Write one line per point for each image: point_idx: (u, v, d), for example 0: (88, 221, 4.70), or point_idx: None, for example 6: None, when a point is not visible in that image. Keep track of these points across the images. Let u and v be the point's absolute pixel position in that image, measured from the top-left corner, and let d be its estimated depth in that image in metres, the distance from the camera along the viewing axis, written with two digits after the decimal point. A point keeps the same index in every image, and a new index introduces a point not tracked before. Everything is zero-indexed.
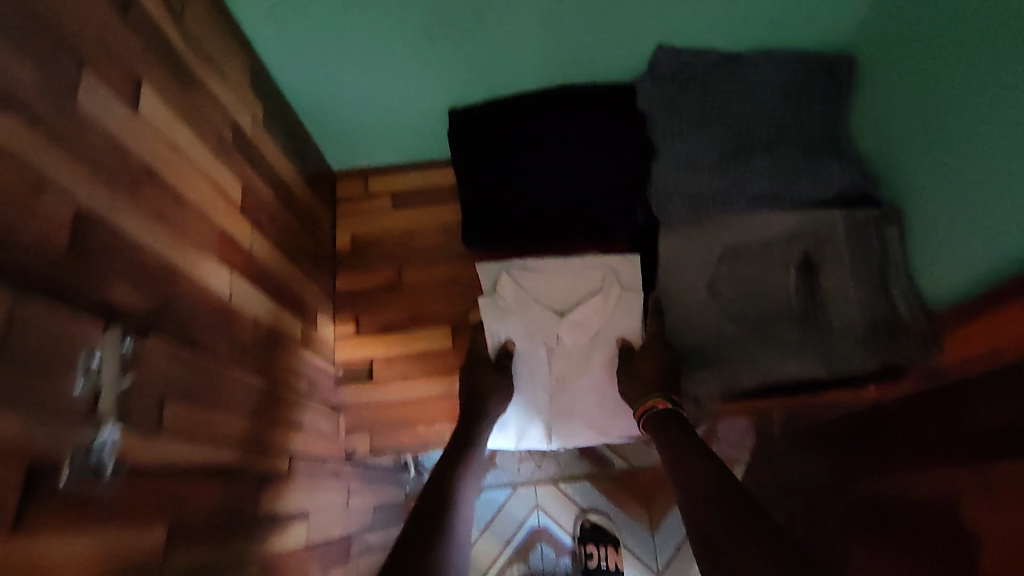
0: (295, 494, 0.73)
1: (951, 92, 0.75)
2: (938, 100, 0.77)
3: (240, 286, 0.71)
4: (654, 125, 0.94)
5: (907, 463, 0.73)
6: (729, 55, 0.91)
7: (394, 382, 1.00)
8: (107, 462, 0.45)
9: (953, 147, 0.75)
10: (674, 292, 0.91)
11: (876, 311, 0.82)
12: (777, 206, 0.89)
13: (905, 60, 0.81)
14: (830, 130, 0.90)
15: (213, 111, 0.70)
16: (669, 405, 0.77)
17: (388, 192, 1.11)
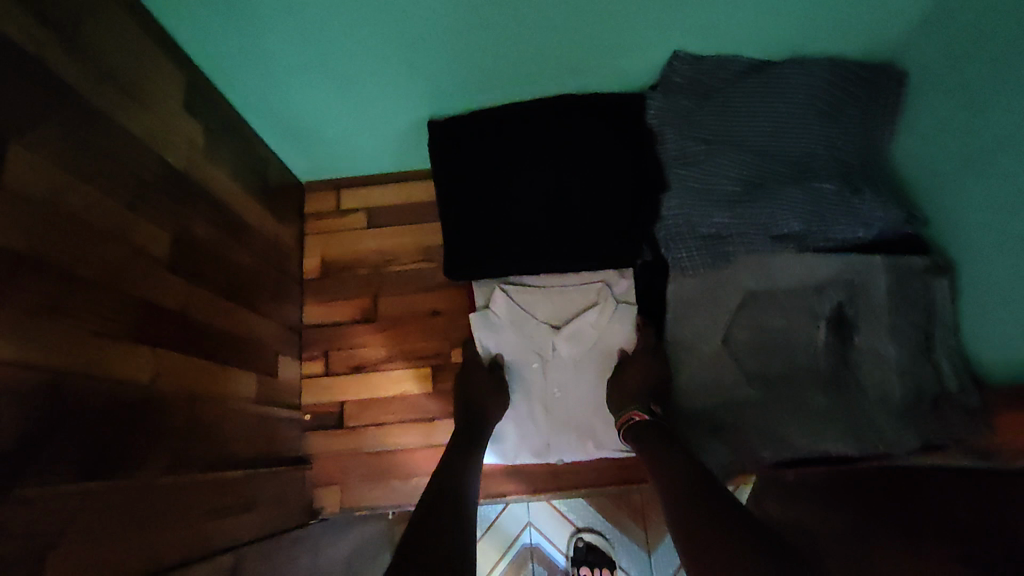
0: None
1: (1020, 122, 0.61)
2: (1004, 131, 0.63)
3: (169, 359, 0.60)
4: (666, 145, 0.80)
5: None
6: (755, 66, 0.77)
7: (367, 428, 0.90)
8: None
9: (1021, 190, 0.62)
10: (686, 343, 0.80)
11: (918, 378, 0.71)
12: (806, 246, 0.77)
13: (965, 80, 0.68)
14: (869, 158, 0.77)
15: (133, 149, 0.58)
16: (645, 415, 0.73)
17: (363, 208, 0.98)
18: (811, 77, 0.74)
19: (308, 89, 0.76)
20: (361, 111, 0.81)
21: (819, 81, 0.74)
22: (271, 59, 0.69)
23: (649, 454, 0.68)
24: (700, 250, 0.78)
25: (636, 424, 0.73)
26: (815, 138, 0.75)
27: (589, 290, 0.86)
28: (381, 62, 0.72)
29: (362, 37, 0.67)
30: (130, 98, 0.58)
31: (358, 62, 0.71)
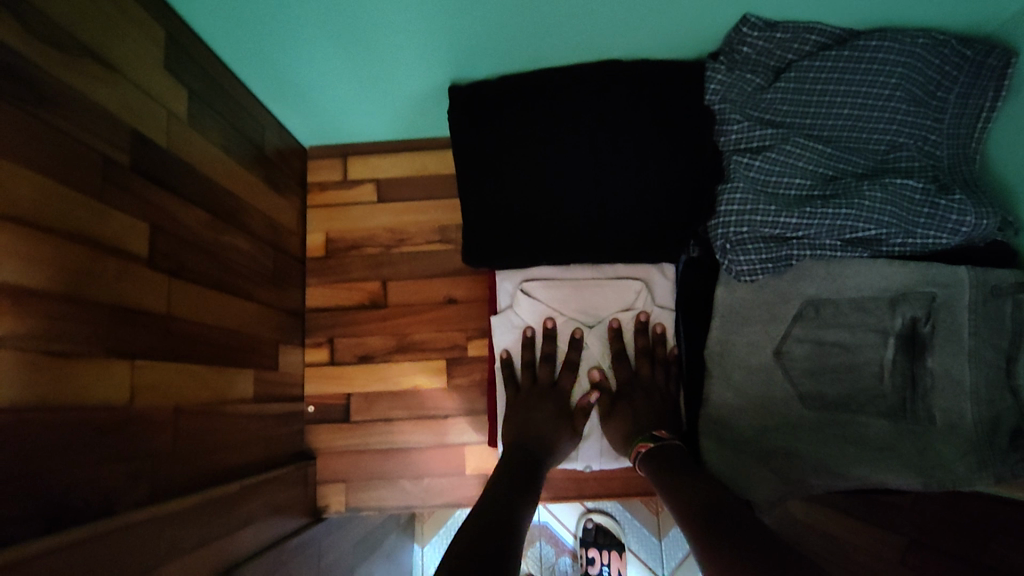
0: None
1: None
2: None
3: (154, 369, 0.52)
4: (726, 128, 0.71)
5: None
6: (839, 38, 0.66)
7: (374, 424, 0.83)
8: None
9: None
10: (730, 354, 0.72)
11: (997, 409, 0.59)
12: (878, 252, 0.67)
13: None
14: (957, 153, 0.67)
15: (99, 124, 0.48)
16: (650, 444, 0.68)
17: (372, 178, 0.89)
18: (907, 53, 0.63)
19: (311, 46, 0.65)
20: (372, 71, 0.70)
21: (914, 58, 0.64)
22: (265, 9, 0.58)
23: (664, 476, 0.63)
24: (760, 254, 0.68)
25: (646, 455, 0.68)
26: (899, 128, 0.66)
27: (626, 292, 0.79)
28: (396, 14, 0.60)
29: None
30: (94, 60, 0.48)
31: (369, 13, 0.60)
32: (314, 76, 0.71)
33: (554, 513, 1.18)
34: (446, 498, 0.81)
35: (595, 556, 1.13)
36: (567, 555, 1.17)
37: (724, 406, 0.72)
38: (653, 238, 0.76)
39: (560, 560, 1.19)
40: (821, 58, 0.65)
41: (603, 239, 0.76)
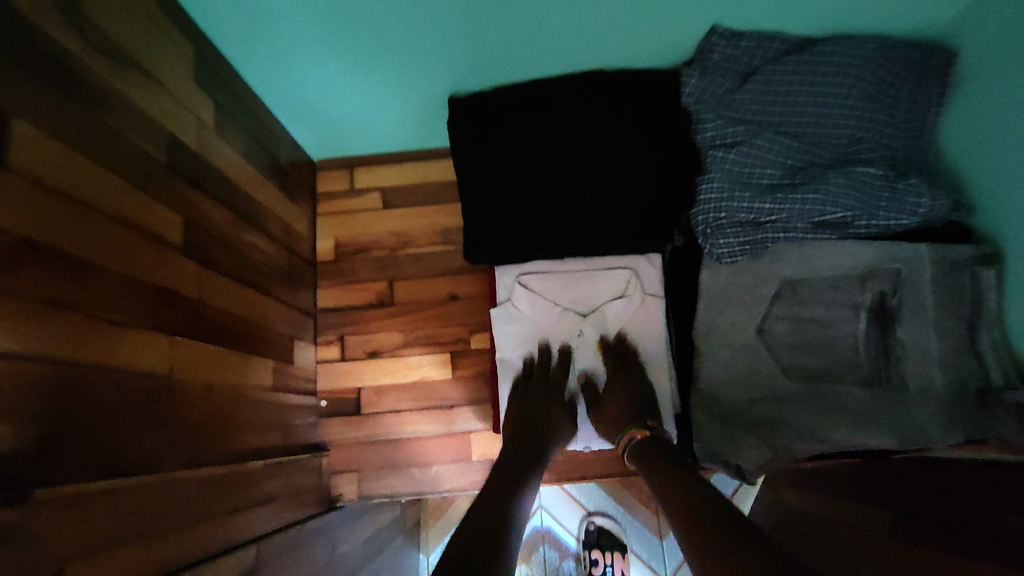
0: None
1: None
2: None
3: (189, 347, 0.58)
4: (701, 128, 0.77)
5: None
6: (800, 44, 0.74)
7: (384, 416, 0.87)
8: None
9: None
10: (716, 334, 0.76)
11: (961, 370, 0.67)
12: (846, 234, 0.73)
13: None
14: (914, 144, 0.74)
15: (139, 126, 0.54)
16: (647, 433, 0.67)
17: (377, 188, 0.95)
18: (857, 56, 0.71)
19: (325, 63, 0.71)
20: (379, 86, 0.77)
21: (867, 59, 0.71)
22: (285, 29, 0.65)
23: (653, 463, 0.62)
24: (738, 239, 0.74)
25: (639, 444, 0.67)
26: (858, 122, 0.73)
27: (616, 280, 0.83)
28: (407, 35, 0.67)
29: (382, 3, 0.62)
30: (136, 72, 0.54)
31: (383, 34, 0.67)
32: (326, 92, 0.78)
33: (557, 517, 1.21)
34: (456, 484, 0.85)
35: (598, 557, 1.15)
36: (570, 559, 1.20)
37: (713, 381, 0.76)
38: (640, 231, 0.82)
39: (563, 565, 1.21)
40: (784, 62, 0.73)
41: (594, 232, 0.82)
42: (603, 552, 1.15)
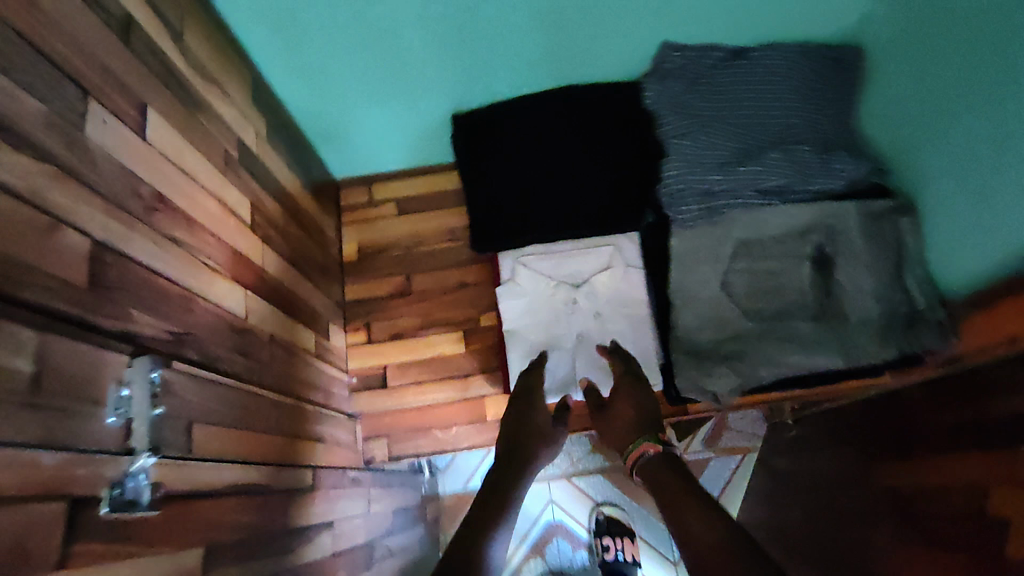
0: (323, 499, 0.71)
1: (966, 96, 0.74)
2: (957, 100, 0.75)
3: (255, 303, 0.71)
4: (662, 124, 0.92)
5: (926, 449, 0.75)
6: (736, 52, 0.91)
7: (408, 387, 0.99)
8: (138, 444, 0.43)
9: (970, 156, 0.74)
10: (687, 290, 0.89)
11: (890, 300, 0.82)
12: (789, 199, 0.87)
13: (912, 58, 0.81)
14: (839, 124, 0.90)
15: (217, 129, 0.69)
16: (660, 448, 0.73)
17: (392, 198, 1.10)
18: (784, 59, 0.89)
19: (347, 78, 0.87)
20: (395, 104, 0.93)
21: (790, 62, 0.89)
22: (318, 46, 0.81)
23: (664, 480, 0.68)
24: (699, 209, 0.89)
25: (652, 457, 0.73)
26: (791, 110, 0.89)
27: (601, 256, 0.97)
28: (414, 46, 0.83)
29: (410, 25, 0.80)
30: (215, 88, 0.70)
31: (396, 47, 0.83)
32: (349, 110, 0.93)
33: (565, 510, 1.18)
34: (474, 441, 0.97)
35: (610, 544, 1.14)
36: (582, 549, 1.17)
37: (687, 328, 0.89)
38: (620, 213, 0.96)
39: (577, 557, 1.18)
40: (725, 68, 0.91)
41: (580, 216, 0.97)
42: (613, 539, 1.14)
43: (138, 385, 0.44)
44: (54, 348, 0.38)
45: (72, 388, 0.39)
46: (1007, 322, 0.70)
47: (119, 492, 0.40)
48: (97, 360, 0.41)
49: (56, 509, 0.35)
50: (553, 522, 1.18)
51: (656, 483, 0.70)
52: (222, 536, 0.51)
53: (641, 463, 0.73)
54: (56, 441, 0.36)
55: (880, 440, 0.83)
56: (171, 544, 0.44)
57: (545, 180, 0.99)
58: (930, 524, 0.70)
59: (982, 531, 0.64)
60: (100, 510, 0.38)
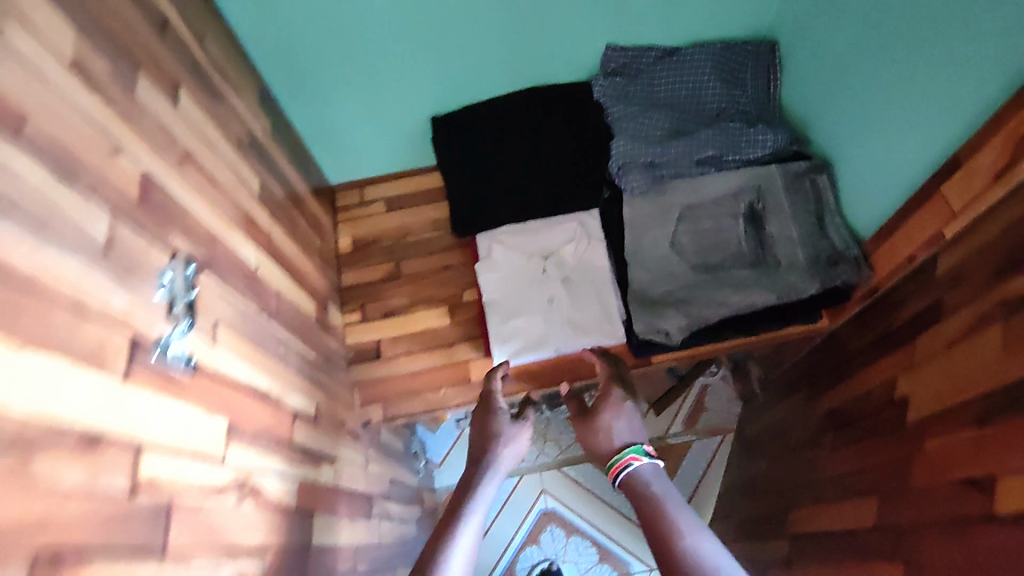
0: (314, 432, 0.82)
1: (856, 57, 0.86)
2: (850, 63, 0.88)
3: (265, 261, 0.83)
4: (610, 113, 1.07)
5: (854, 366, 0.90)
6: (670, 50, 1.07)
7: (400, 357, 1.10)
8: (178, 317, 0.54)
9: (865, 110, 0.87)
10: (641, 250, 1.01)
11: (814, 243, 0.95)
12: (722, 167, 1.02)
13: (814, 40, 0.96)
14: (763, 105, 1.06)
15: (231, 115, 0.83)
16: (643, 460, 0.85)
17: (381, 197, 1.24)
18: (710, 52, 1.05)
19: (336, 76, 1.03)
20: (378, 99, 1.09)
21: (716, 54, 1.05)
22: (308, 48, 0.97)
23: (656, 503, 0.79)
24: (645, 178, 1.02)
25: (634, 466, 0.84)
26: (718, 94, 1.05)
27: (567, 230, 1.10)
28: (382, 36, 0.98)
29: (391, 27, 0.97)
30: (229, 83, 0.84)
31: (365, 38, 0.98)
32: (340, 107, 1.09)
33: (559, 499, 1.55)
34: (461, 400, 1.07)
35: None
36: (574, 534, 1.54)
37: (642, 282, 1.00)
38: (581, 192, 1.11)
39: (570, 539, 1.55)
40: (661, 63, 1.06)
41: (547, 197, 1.11)
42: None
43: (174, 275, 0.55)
44: (117, 228, 0.49)
45: (131, 260, 0.50)
46: (912, 241, 0.80)
47: (164, 346, 0.51)
48: (147, 248, 0.53)
49: (117, 341, 0.46)
50: (548, 510, 1.55)
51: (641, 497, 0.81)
52: (239, 421, 0.62)
53: (627, 476, 0.84)
54: (124, 291, 0.48)
55: (826, 374, 1.01)
56: (197, 406, 0.55)
57: (515, 168, 1.13)
58: (861, 425, 0.79)
59: (892, 410, 0.74)
60: (150, 356, 0.49)
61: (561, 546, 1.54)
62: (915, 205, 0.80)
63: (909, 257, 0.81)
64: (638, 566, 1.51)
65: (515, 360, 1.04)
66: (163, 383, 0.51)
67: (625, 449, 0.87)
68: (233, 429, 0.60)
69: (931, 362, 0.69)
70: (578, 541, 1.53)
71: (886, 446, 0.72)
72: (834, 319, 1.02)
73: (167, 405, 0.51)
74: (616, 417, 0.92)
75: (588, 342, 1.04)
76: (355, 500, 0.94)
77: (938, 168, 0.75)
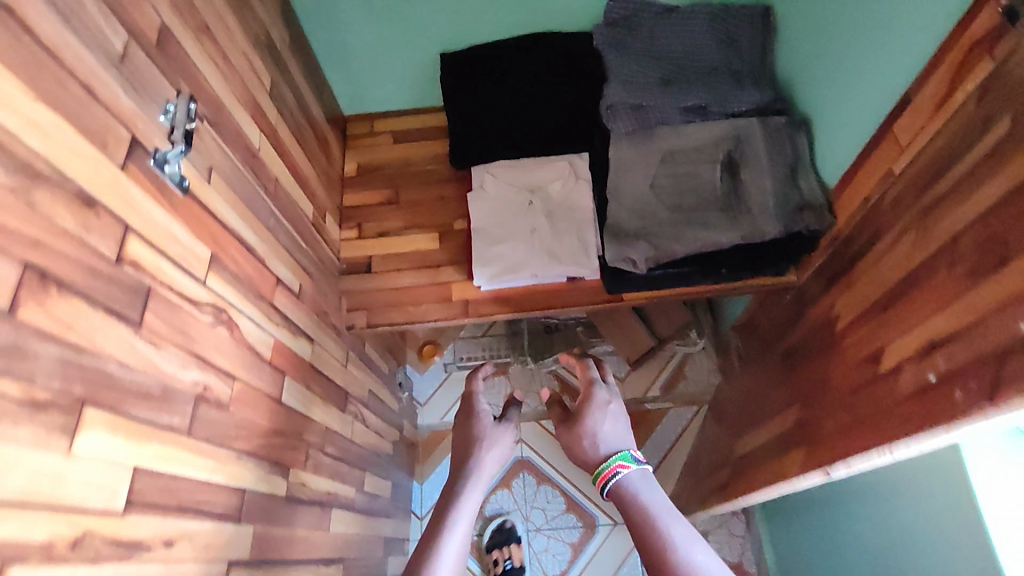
0: (296, 309, 0.89)
1: (834, 15, 0.92)
2: (828, 21, 0.93)
3: (269, 148, 0.91)
4: (607, 59, 1.13)
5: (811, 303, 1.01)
6: (669, 8, 1.14)
7: (388, 273, 1.17)
8: (174, 140, 0.61)
9: (839, 63, 0.92)
10: (620, 187, 1.08)
11: (783, 191, 1.00)
12: (705, 117, 1.07)
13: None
14: (756, 65, 1.10)
15: (253, 13, 0.91)
16: (630, 466, 0.95)
17: (390, 131, 1.32)
18: (708, 10, 1.11)
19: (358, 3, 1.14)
20: (395, 30, 1.19)
21: (714, 13, 1.10)
22: None
23: (647, 513, 0.90)
24: (631, 120, 1.09)
25: (623, 475, 0.95)
26: (712, 51, 1.10)
27: (557, 169, 1.17)
28: None
29: None
30: None
31: None
32: (359, 34, 1.19)
33: (534, 449, 1.62)
34: (440, 317, 1.14)
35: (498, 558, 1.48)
36: (545, 483, 1.58)
37: (617, 218, 1.07)
38: (574, 134, 1.18)
39: (540, 489, 1.59)
40: (660, 18, 1.13)
41: (541, 136, 1.18)
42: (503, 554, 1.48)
43: (175, 106, 0.63)
44: (132, 48, 0.57)
45: (140, 76, 0.58)
46: (867, 184, 0.86)
47: (160, 157, 0.59)
48: (155, 75, 0.61)
49: (116, 130, 0.53)
50: (523, 458, 1.61)
51: (629, 506, 0.92)
52: (222, 255, 0.69)
53: (615, 480, 0.95)
54: (129, 95, 0.56)
55: (789, 318, 1.11)
56: (184, 222, 0.62)
57: (514, 107, 1.20)
58: (804, 344, 0.93)
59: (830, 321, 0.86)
60: (146, 159, 0.57)
61: (531, 493, 1.58)
62: (872, 149, 0.85)
63: (864, 200, 0.86)
64: (603, 521, 1.54)
65: (493, 283, 1.11)
66: (154, 186, 0.58)
67: (613, 457, 0.97)
68: (215, 259, 0.68)
69: (863, 277, 0.81)
70: (548, 491, 1.58)
71: (826, 349, 0.84)
72: (801, 273, 1.06)
73: (155, 206, 0.58)
74: (600, 418, 1.03)
75: (566, 270, 1.10)
76: (331, 388, 1.00)
77: (891, 111, 0.81)
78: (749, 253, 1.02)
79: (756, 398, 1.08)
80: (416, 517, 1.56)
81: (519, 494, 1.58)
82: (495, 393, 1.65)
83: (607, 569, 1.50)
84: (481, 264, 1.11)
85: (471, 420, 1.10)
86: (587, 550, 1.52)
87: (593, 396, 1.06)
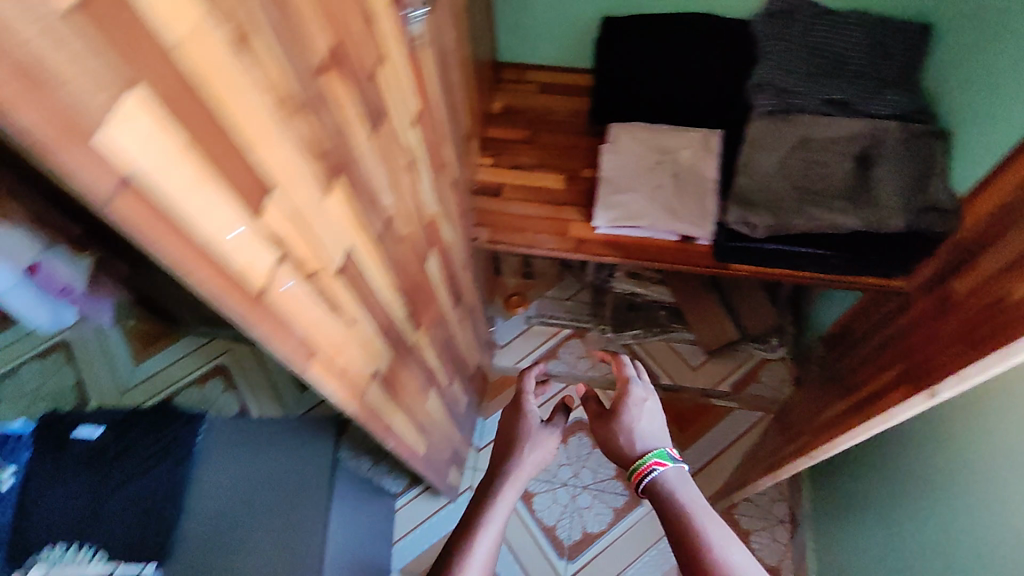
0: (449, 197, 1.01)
1: (997, 33, 0.97)
2: (990, 38, 0.99)
3: (456, 54, 1.03)
4: (760, 45, 1.20)
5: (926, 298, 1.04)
6: (829, 11, 1.20)
7: (515, 201, 1.27)
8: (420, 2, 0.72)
9: (993, 77, 0.97)
10: (750, 162, 1.13)
11: (911, 191, 1.04)
12: (846, 113, 1.13)
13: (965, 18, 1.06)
14: (905, 76, 1.15)
15: None
16: (665, 464, 0.97)
17: (538, 81, 1.43)
18: (864, 20, 1.18)
19: None
20: None
21: (869, 23, 1.17)
22: None
23: (681, 512, 0.91)
24: (776, 102, 1.15)
25: (658, 474, 0.96)
26: (863, 55, 1.16)
27: (689, 138, 1.24)
28: None
29: None
30: None
31: None
32: None
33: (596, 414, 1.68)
34: (556, 249, 1.24)
35: None
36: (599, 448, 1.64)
37: (742, 188, 1.12)
38: (712, 110, 1.26)
39: (593, 453, 1.65)
40: (818, 18, 1.19)
41: (681, 106, 1.27)
42: None
43: None
44: None
45: None
46: (1001, 188, 0.91)
47: (410, 11, 0.70)
48: None
49: None
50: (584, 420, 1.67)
51: (663, 508, 0.94)
52: (421, 115, 0.80)
53: (651, 478, 0.97)
54: None
55: (891, 316, 1.15)
56: (410, 71, 0.73)
57: (661, 75, 1.29)
58: (926, 333, 0.98)
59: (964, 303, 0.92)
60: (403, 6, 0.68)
61: (585, 453, 1.63)
62: (1013, 156, 0.90)
63: (997, 203, 0.91)
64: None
65: (612, 226, 1.20)
66: (403, 31, 0.69)
67: (649, 455, 0.99)
68: (418, 115, 0.79)
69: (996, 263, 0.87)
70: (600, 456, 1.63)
71: (957, 329, 0.90)
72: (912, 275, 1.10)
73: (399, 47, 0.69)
74: (637, 416, 1.05)
75: (682, 230, 1.17)
76: (451, 281, 1.11)
77: None
78: (867, 242, 1.07)
79: (855, 385, 1.13)
80: (475, 449, 1.66)
81: (574, 451, 1.64)
82: (571, 353, 1.76)
83: (643, 540, 1.54)
84: (605, 208, 1.20)
85: (519, 415, 1.13)
86: (627, 519, 1.56)
87: (629, 392, 1.07)
